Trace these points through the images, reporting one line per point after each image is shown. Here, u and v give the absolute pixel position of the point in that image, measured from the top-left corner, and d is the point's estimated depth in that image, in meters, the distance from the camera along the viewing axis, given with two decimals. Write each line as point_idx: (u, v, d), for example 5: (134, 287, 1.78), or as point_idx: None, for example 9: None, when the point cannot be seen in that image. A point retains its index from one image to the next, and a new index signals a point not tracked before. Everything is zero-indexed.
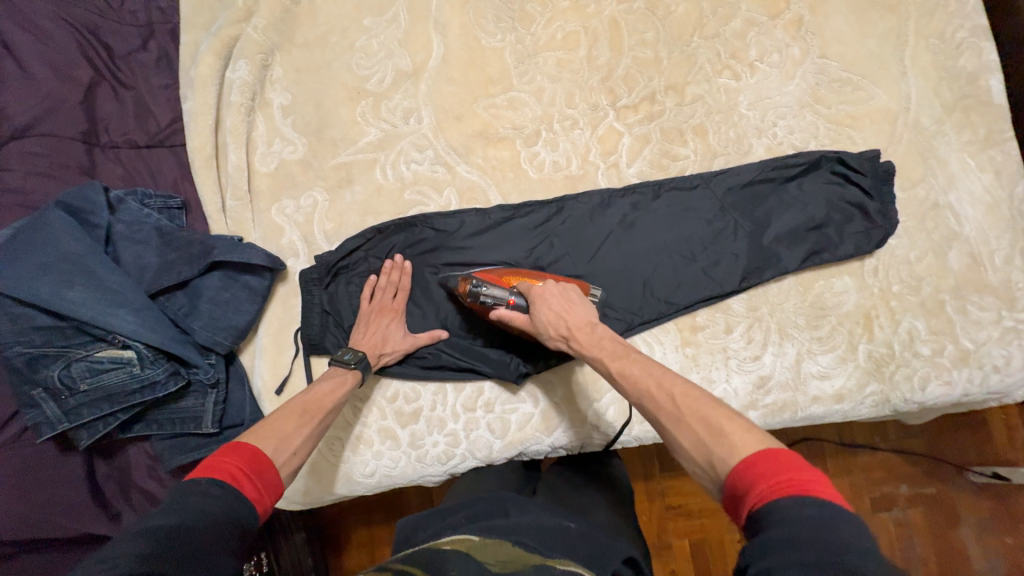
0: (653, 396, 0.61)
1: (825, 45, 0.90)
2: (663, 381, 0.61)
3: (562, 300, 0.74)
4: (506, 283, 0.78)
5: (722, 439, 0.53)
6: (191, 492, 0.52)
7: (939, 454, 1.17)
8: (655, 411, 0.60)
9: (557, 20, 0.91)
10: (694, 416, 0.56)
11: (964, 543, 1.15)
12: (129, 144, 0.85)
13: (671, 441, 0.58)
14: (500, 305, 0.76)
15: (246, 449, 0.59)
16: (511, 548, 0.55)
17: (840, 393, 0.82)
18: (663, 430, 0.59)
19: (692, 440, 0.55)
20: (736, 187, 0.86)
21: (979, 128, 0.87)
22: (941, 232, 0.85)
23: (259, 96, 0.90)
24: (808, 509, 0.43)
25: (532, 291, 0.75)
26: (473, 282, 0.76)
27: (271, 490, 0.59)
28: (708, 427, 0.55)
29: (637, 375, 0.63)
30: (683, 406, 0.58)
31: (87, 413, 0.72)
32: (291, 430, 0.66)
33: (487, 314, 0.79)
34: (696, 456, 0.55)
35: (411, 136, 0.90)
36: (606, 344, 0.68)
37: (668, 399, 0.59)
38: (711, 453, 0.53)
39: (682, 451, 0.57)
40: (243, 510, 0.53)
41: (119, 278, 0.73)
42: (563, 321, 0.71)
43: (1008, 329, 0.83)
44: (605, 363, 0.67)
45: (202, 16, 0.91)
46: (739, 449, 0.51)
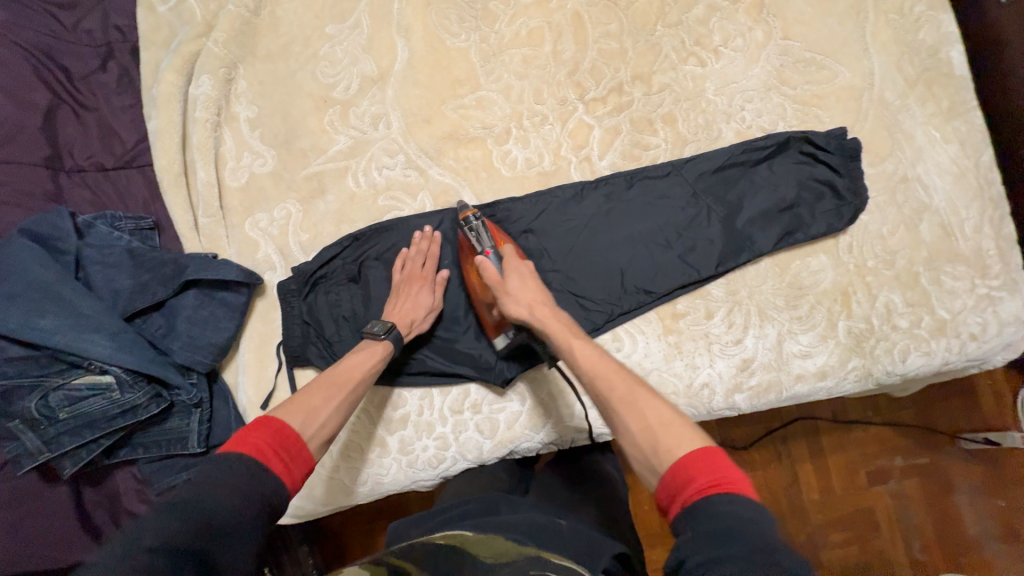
0: (607, 380, 0.63)
1: (787, 27, 0.90)
2: (618, 371, 0.64)
3: (535, 281, 0.76)
4: (497, 240, 0.80)
5: (670, 429, 0.56)
6: (223, 467, 0.56)
7: (929, 423, 1.18)
8: (609, 394, 0.62)
9: (521, 17, 0.91)
10: (647, 404, 0.59)
11: (959, 509, 1.16)
12: (96, 167, 0.84)
13: (617, 422, 0.60)
14: (479, 253, 0.79)
15: (273, 425, 0.62)
16: (504, 543, 0.56)
17: (823, 370, 0.83)
18: (612, 412, 0.61)
19: (640, 425, 0.58)
20: (706, 173, 0.87)
21: (942, 100, 0.88)
22: (912, 205, 0.86)
23: (225, 110, 0.90)
24: (737, 507, 0.46)
25: (512, 260, 0.77)
26: (475, 217, 0.80)
27: (301, 461, 0.63)
28: (659, 416, 0.58)
29: (596, 359, 0.65)
30: (639, 395, 0.60)
31: (69, 441, 0.71)
32: (318, 405, 0.68)
33: (467, 254, 0.82)
34: (641, 441, 0.57)
35: (381, 141, 0.89)
36: (566, 328, 0.71)
37: (624, 386, 0.62)
38: (658, 442, 0.55)
39: (627, 435, 0.59)
40: (269, 485, 0.57)
41: (92, 303, 0.72)
42: (527, 300, 0.74)
43: (982, 297, 0.84)
44: (564, 340, 0.69)
45: (161, 34, 0.90)
46: (682, 442, 0.54)
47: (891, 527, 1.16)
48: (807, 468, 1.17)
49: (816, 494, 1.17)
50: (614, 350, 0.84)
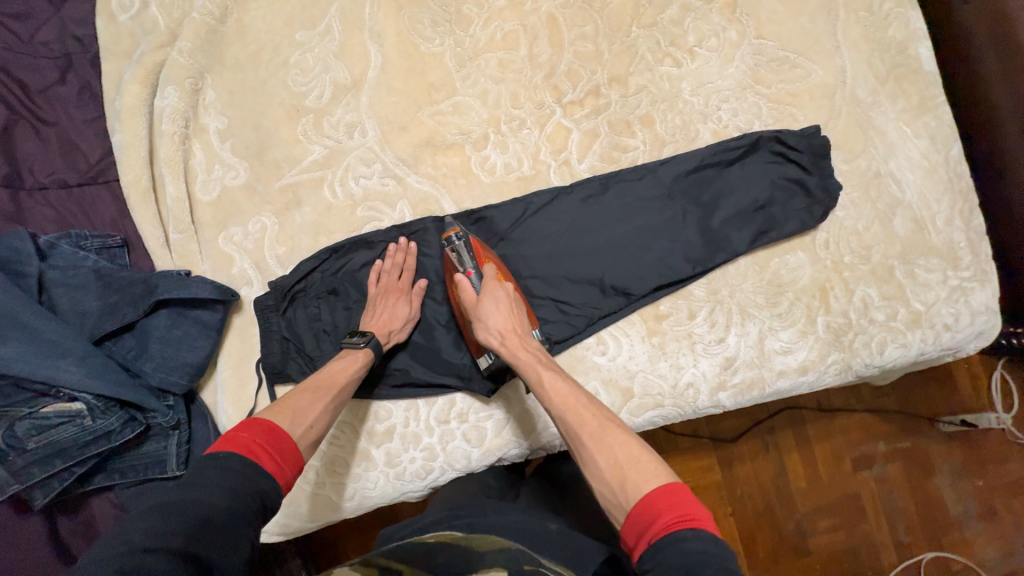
0: (577, 414, 0.63)
1: (761, 25, 0.91)
2: (588, 405, 0.64)
3: (510, 306, 0.75)
4: (479, 259, 0.79)
5: (638, 466, 0.56)
6: (214, 467, 0.54)
7: (909, 409, 1.21)
8: (578, 428, 0.62)
9: (495, 20, 0.90)
10: (616, 440, 0.59)
11: (941, 491, 1.20)
12: (59, 184, 0.81)
13: (585, 457, 0.60)
14: (459, 272, 0.79)
15: (263, 425, 0.61)
16: (496, 540, 0.58)
17: (804, 366, 0.84)
18: (581, 446, 0.61)
19: (608, 461, 0.58)
20: (684, 173, 0.87)
21: (912, 96, 0.90)
22: (885, 200, 0.88)
23: (193, 122, 0.87)
24: (703, 543, 0.48)
25: (491, 281, 0.76)
26: (459, 236, 0.81)
27: (291, 463, 0.61)
28: (627, 452, 0.58)
29: (565, 392, 0.65)
30: (607, 431, 0.60)
31: (39, 472, 0.69)
32: (306, 406, 0.67)
33: (449, 272, 0.82)
34: (608, 477, 0.57)
35: (357, 150, 0.88)
36: (537, 357, 0.71)
37: (594, 422, 0.62)
38: (626, 478, 0.56)
39: (595, 470, 0.59)
40: (263, 484, 0.56)
41: (58, 328, 0.69)
42: (500, 325, 0.73)
43: (954, 288, 0.86)
44: (533, 369, 0.69)
45: (123, 44, 0.86)
46: (649, 479, 0.55)
47: (877, 512, 1.19)
48: (794, 458, 1.19)
49: (804, 483, 1.19)
50: (599, 353, 0.84)
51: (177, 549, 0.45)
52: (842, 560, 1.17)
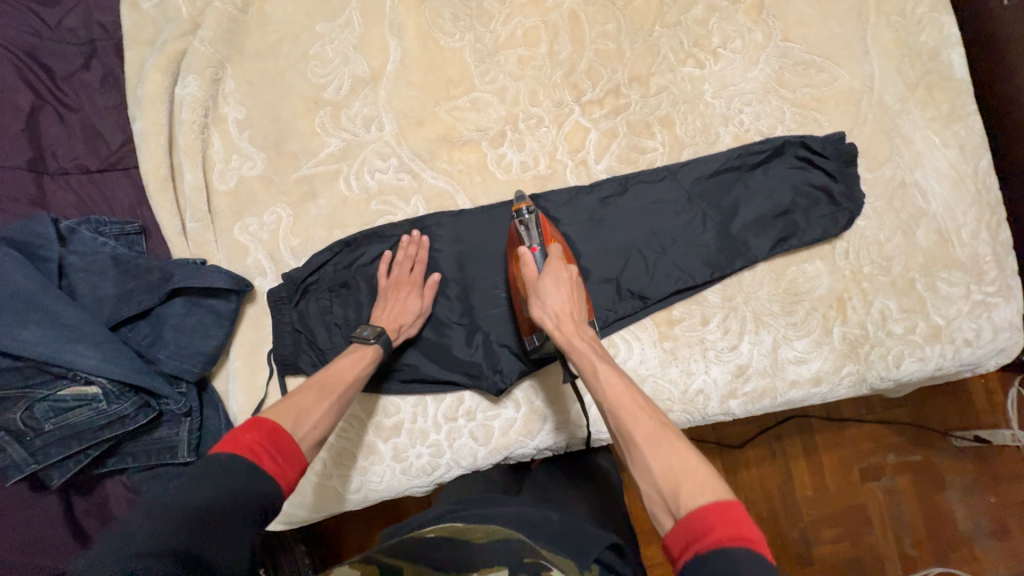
0: (632, 412, 0.60)
1: (787, 28, 0.89)
2: (645, 405, 0.61)
3: (571, 289, 0.72)
4: (546, 238, 0.77)
5: (692, 477, 0.54)
6: (212, 467, 0.54)
7: (923, 422, 1.19)
8: (632, 426, 0.59)
9: (516, 16, 0.89)
10: (673, 446, 0.56)
11: (951, 506, 1.18)
12: (80, 169, 0.82)
13: (637, 458, 0.58)
14: (525, 246, 0.77)
15: (266, 425, 0.60)
16: (497, 530, 0.60)
17: (818, 377, 0.83)
18: (634, 446, 0.58)
19: (662, 466, 0.55)
20: (702, 177, 0.86)
21: (942, 104, 0.87)
22: (908, 211, 0.86)
23: (212, 111, 0.87)
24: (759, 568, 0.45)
25: (554, 262, 0.74)
26: (529, 211, 0.79)
27: (292, 464, 0.60)
28: (683, 460, 0.55)
29: (621, 388, 0.62)
30: (664, 435, 0.57)
31: (55, 453, 0.70)
32: (310, 406, 0.67)
33: (513, 247, 0.81)
34: (659, 483, 0.55)
35: (373, 144, 0.87)
36: (592, 347, 0.68)
37: (651, 424, 0.59)
38: (678, 486, 0.53)
39: (645, 471, 0.56)
40: (263, 484, 0.55)
41: (77, 313, 0.71)
42: (558, 307, 0.70)
43: (977, 303, 0.84)
44: (588, 359, 0.66)
45: (146, 32, 0.87)
46: (704, 491, 0.52)
47: (883, 523, 1.17)
48: (801, 466, 1.18)
49: (809, 491, 1.17)
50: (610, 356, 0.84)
51: (173, 552, 0.47)
52: (846, 571, 1.16)
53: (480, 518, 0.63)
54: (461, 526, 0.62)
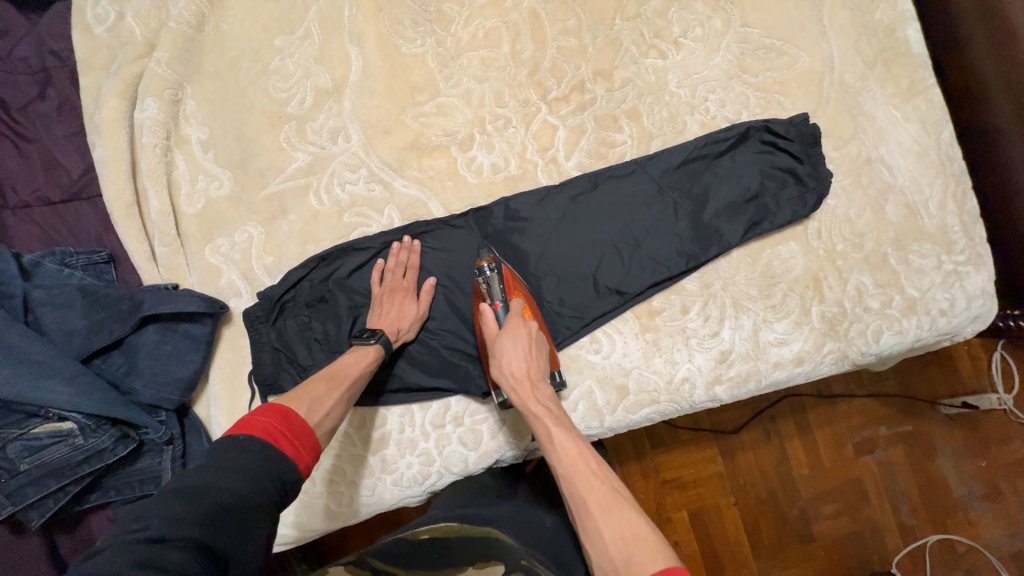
0: (585, 478, 0.64)
1: (745, 13, 0.89)
2: (598, 471, 0.65)
3: (529, 347, 0.74)
4: (507, 292, 0.79)
5: (642, 543, 0.57)
6: (234, 448, 0.55)
7: (911, 392, 1.21)
8: (585, 493, 0.63)
9: (476, 18, 0.89)
10: (623, 513, 0.60)
11: (944, 472, 1.19)
12: (42, 201, 0.80)
13: (589, 525, 0.61)
14: (487, 302, 0.79)
15: (279, 410, 0.61)
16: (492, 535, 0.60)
17: (800, 357, 0.84)
18: (587, 513, 0.61)
19: (614, 534, 0.59)
20: (672, 167, 0.86)
21: (901, 79, 0.88)
22: (876, 186, 0.87)
23: (175, 133, 0.86)
24: None
25: (514, 319, 0.76)
26: (491, 267, 0.80)
27: (309, 445, 0.61)
28: (631, 526, 0.59)
29: (574, 454, 0.66)
30: (615, 502, 0.61)
31: (33, 493, 0.68)
32: (323, 393, 0.67)
33: (475, 300, 0.82)
34: (611, 551, 0.58)
35: (341, 156, 0.87)
36: (549, 410, 0.71)
37: (603, 490, 0.63)
38: (630, 553, 0.57)
39: (598, 540, 0.59)
40: (283, 468, 0.56)
41: (45, 348, 0.69)
42: (517, 367, 0.72)
43: (949, 273, 0.85)
44: (544, 423, 0.69)
45: (100, 56, 0.85)
46: (651, 560, 0.55)
47: (879, 495, 1.19)
48: (796, 444, 1.19)
49: (806, 469, 1.18)
50: (593, 352, 0.84)
51: (192, 539, 0.45)
52: (847, 544, 1.17)
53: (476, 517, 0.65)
54: (459, 524, 0.62)
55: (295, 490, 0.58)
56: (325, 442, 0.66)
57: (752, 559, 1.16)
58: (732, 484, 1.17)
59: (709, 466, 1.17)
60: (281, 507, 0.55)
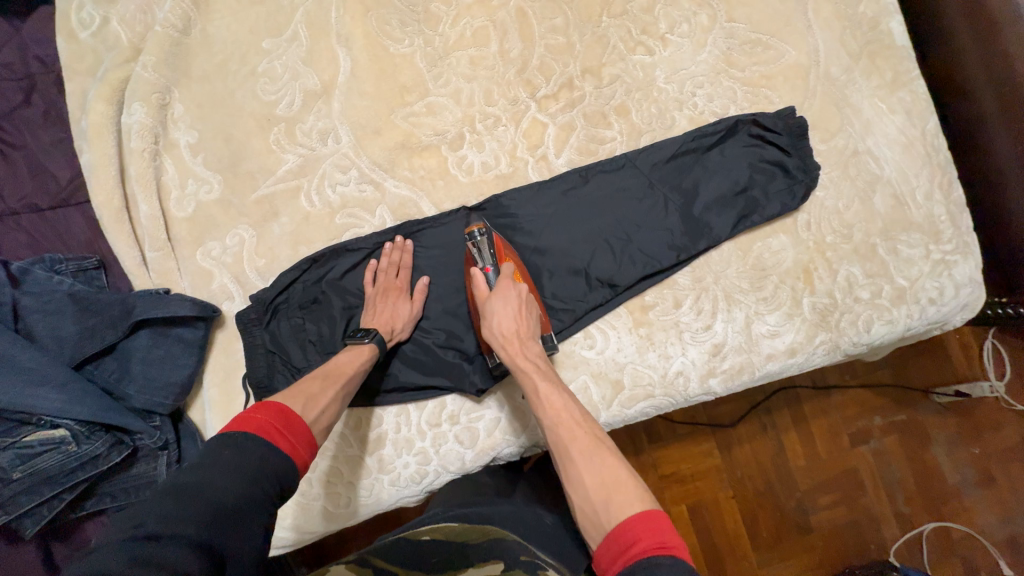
0: (569, 428, 0.65)
1: (731, 8, 0.90)
2: (582, 421, 0.65)
3: (518, 307, 0.75)
4: (499, 257, 0.80)
5: (622, 487, 0.58)
6: (229, 447, 0.54)
7: (904, 381, 1.22)
8: (568, 441, 0.64)
9: (464, 17, 0.89)
10: (606, 459, 0.61)
11: (939, 460, 1.21)
12: (30, 209, 0.80)
13: (571, 471, 0.62)
14: (478, 266, 0.80)
15: (276, 406, 0.61)
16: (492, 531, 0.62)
17: (792, 348, 0.84)
18: (569, 460, 0.63)
19: (594, 479, 0.60)
20: (662, 162, 0.86)
21: (886, 72, 0.89)
22: (864, 177, 0.88)
23: (163, 138, 0.86)
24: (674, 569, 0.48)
25: (504, 280, 0.77)
26: (481, 233, 0.81)
27: (305, 442, 0.61)
28: (612, 471, 0.60)
29: (559, 405, 0.67)
30: (597, 449, 0.62)
31: (27, 501, 0.68)
32: (317, 392, 0.67)
33: (467, 266, 0.83)
34: (592, 494, 0.59)
35: (332, 157, 0.87)
36: (537, 365, 0.72)
37: (587, 438, 0.64)
38: (610, 497, 0.58)
39: (579, 484, 0.61)
40: (280, 466, 0.56)
41: (36, 356, 0.69)
42: (505, 326, 0.74)
43: (938, 262, 0.86)
44: (529, 376, 0.70)
45: (85, 61, 0.85)
46: (629, 503, 0.56)
47: (875, 484, 1.20)
48: (792, 436, 1.20)
49: (802, 460, 1.19)
50: (587, 347, 0.84)
51: (190, 538, 0.45)
52: (844, 534, 1.18)
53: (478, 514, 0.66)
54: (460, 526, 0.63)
55: (294, 486, 0.58)
56: (322, 440, 0.66)
57: (751, 551, 1.17)
58: (729, 477, 1.18)
59: (706, 459, 1.18)
60: (279, 504, 0.55)
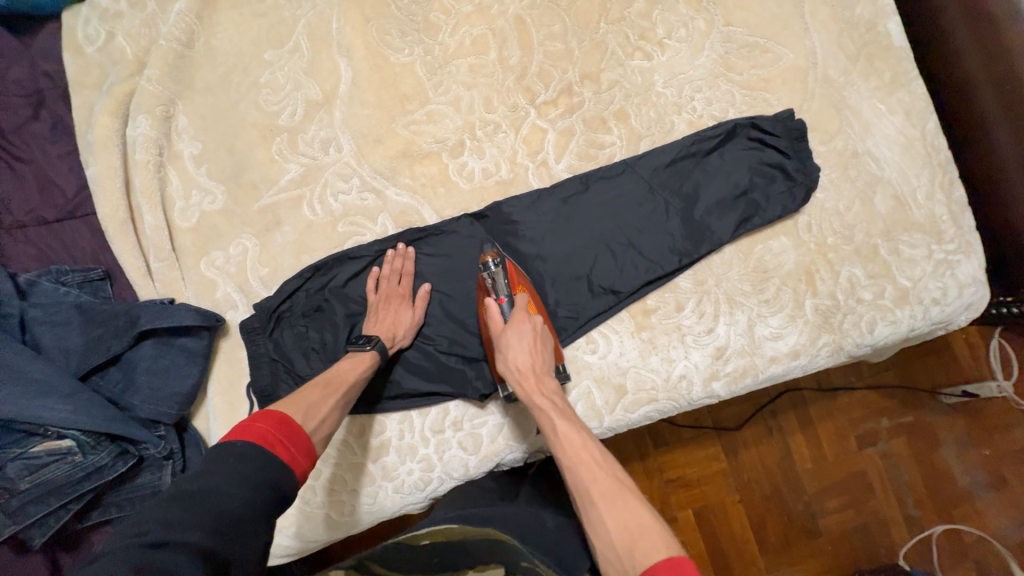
0: (590, 469, 0.64)
1: (728, 13, 0.91)
2: (602, 461, 0.65)
3: (534, 341, 0.75)
4: (512, 288, 0.80)
5: (647, 533, 0.58)
6: (230, 455, 0.55)
7: (911, 382, 1.21)
8: (589, 484, 0.63)
9: (463, 26, 0.90)
10: (628, 503, 0.61)
11: (948, 462, 1.19)
12: (37, 221, 0.81)
13: (593, 515, 0.61)
14: (492, 297, 0.80)
15: (277, 416, 0.61)
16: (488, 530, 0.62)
17: (795, 350, 0.84)
18: (590, 504, 0.62)
19: (618, 524, 0.59)
20: (662, 166, 0.87)
21: (884, 73, 0.90)
22: (864, 178, 0.88)
23: (167, 149, 0.87)
24: None
25: (519, 314, 0.77)
26: (495, 262, 0.81)
27: (305, 451, 0.61)
28: (635, 516, 0.59)
29: (578, 445, 0.66)
30: (620, 492, 0.62)
31: (34, 511, 0.69)
32: (318, 400, 0.67)
33: (479, 295, 0.83)
34: (615, 541, 0.58)
35: (333, 166, 0.87)
36: (553, 402, 0.71)
37: (608, 480, 0.63)
38: (634, 542, 0.57)
39: (602, 530, 0.60)
40: (281, 473, 0.56)
41: (43, 367, 0.69)
42: (521, 361, 0.73)
43: (940, 262, 0.86)
44: (548, 414, 0.70)
45: (91, 75, 0.86)
46: (654, 551, 0.56)
47: (884, 487, 1.19)
48: (799, 439, 1.19)
49: (810, 464, 1.19)
50: (590, 352, 0.84)
51: (192, 544, 0.46)
52: (853, 538, 1.17)
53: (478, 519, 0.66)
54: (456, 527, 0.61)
55: (293, 496, 0.58)
56: (321, 449, 0.66)
57: (759, 556, 1.16)
58: (736, 481, 1.17)
59: (712, 463, 1.17)
60: (281, 511, 0.55)
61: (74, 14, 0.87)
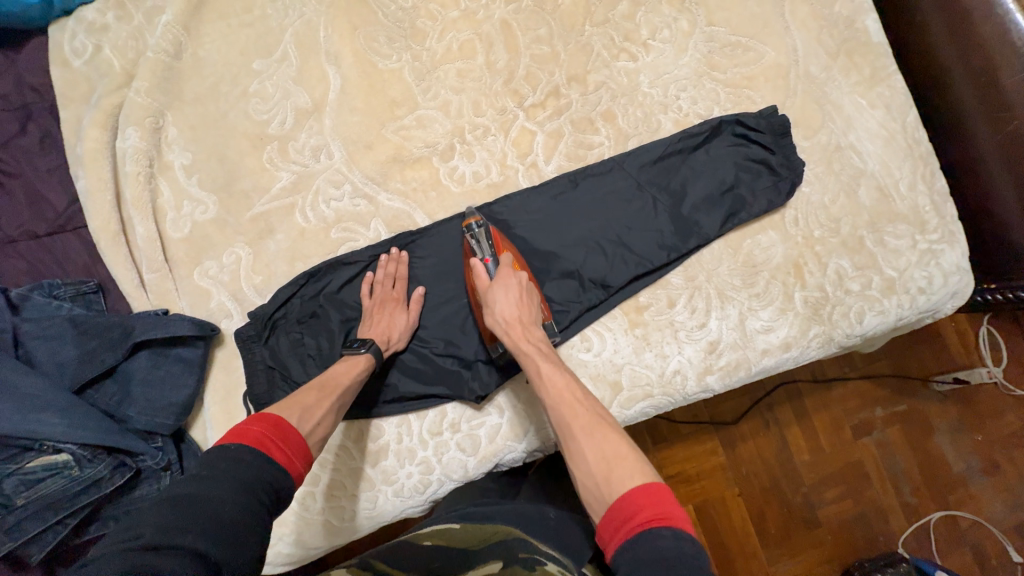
0: (571, 407, 0.65)
1: (710, 13, 0.92)
2: (584, 400, 0.66)
3: (520, 295, 0.76)
4: (497, 248, 0.80)
5: (624, 462, 0.58)
6: (223, 459, 0.55)
7: (903, 371, 1.23)
8: (571, 420, 0.64)
9: (450, 31, 0.91)
10: (608, 437, 0.61)
11: (942, 449, 1.21)
12: (27, 235, 0.80)
13: (574, 449, 0.62)
14: (476, 257, 0.79)
15: (271, 418, 0.61)
16: (486, 528, 0.63)
17: (787, 342, 0.85)
18: (572, 439, 0.63)
19: (597, 456, 0.60)
20: (650, 164, 0.88)
21: (864, 68, 0.91)
22: (848, 172, 0.89)
23: (158, 160, 0.87)
24: (678, 542, 0.49)
25: (504, 270, 0.77)
26: (478, 224, 0.80)
27: (300, 454, 0.62)
28: (613, 448, 0.60)
29: (561, 386, 0.67)
30: (600, 428, 0.63)
31: (31, 527, 0.68)
32: (312, 404, 0.67)
33: (466, 258, 0.83)
34: (594, 470, 0.59)
35: (324, 173, 0.88)
36: (539, 350, 0.72)
37: (589, 416, 0.64)
38: (611, 470, 0.58)
39: (582, 463, 0.61)
40: (276, 477, 0.57)
41: (36, 381, 0.69)
42: (507, 312, 0.74)
43: (924, 252, 0.88)
44: (533, 361, 0.71)
45: (79, 89, 0.86)
46: (630, 478, 0.56)
47: (880, 475, 1.20)
48: (795, 430, 1.20)
49: (806, 455, 1.20)
50: (584, 350, 0.85)
51: (185, 547, 0.45)
52: (851, 527, 1.18)
53: (480, 515, 0.67)
54: (457, 528, 0.64)
55: (288, 499, 0.58)
56: (317, 453, 0.66)
57: (760, 549, 1.17)
58: (734, 475, 1.18)
59: (711, 458, 1.18)
60: (276, 516, 0.55)
61: (60, 28, 0.87)
